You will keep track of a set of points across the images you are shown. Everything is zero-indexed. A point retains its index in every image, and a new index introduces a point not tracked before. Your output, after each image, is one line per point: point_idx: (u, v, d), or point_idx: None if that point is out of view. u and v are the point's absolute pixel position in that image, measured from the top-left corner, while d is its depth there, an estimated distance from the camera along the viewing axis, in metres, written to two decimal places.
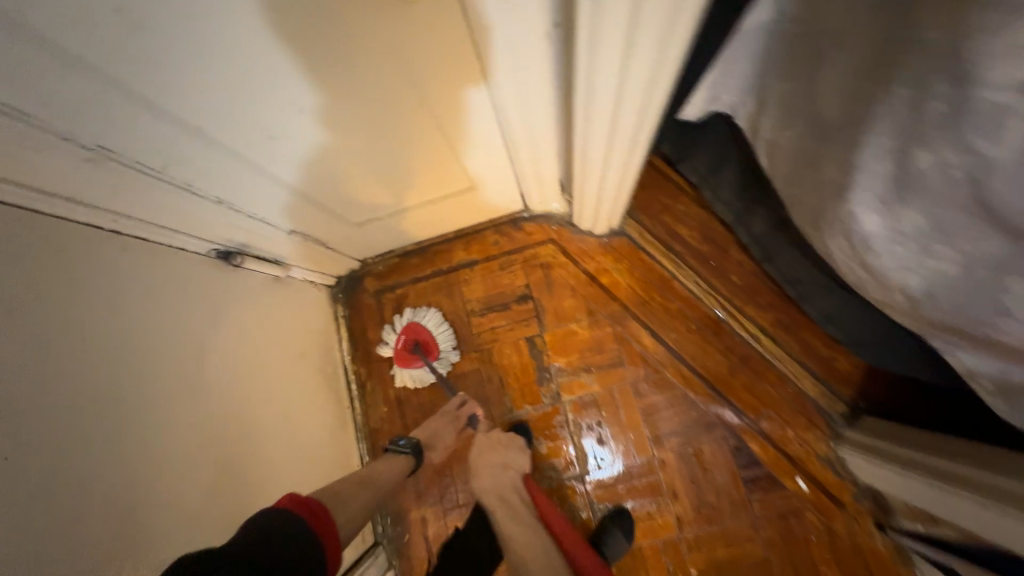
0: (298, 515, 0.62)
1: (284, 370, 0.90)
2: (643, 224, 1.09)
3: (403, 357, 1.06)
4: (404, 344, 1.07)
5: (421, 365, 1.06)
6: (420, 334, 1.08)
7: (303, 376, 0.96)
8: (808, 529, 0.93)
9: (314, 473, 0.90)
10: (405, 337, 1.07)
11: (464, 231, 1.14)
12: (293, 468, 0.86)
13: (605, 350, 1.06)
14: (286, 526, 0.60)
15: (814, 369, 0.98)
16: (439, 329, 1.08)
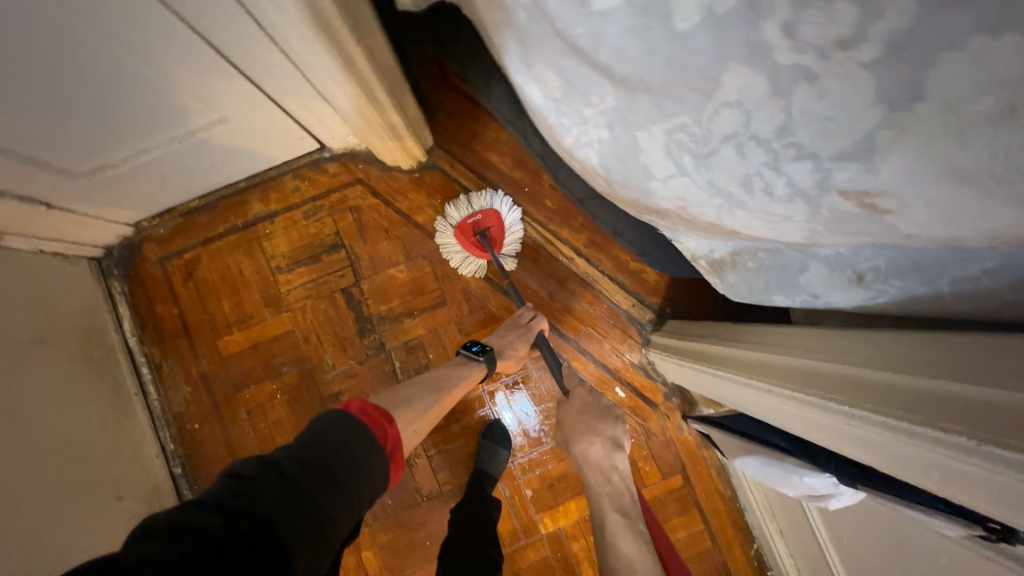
0: (356, 419, 0.58)
1: (24, 359, 0.76)
2: (454, 155, 1.03)
3: (467, 239, 0.95)
4: (472, 226, 0.95)
5: (485, 255, 0.96)
6: (490, 224, 0.96)
7: (60, 369, 0.81)
8: (627, 432, 0.99)
9: (81, 473, 0.78)
10: (480, 217, 0.95)
11: (257, 179, 1.00)
12: (49, 478, 0.73)
13: (426, 291, 1.01)
14: (346, 430, 0.56)
15: (626, 284, 1.01)
16: (512, 217, 0.96)
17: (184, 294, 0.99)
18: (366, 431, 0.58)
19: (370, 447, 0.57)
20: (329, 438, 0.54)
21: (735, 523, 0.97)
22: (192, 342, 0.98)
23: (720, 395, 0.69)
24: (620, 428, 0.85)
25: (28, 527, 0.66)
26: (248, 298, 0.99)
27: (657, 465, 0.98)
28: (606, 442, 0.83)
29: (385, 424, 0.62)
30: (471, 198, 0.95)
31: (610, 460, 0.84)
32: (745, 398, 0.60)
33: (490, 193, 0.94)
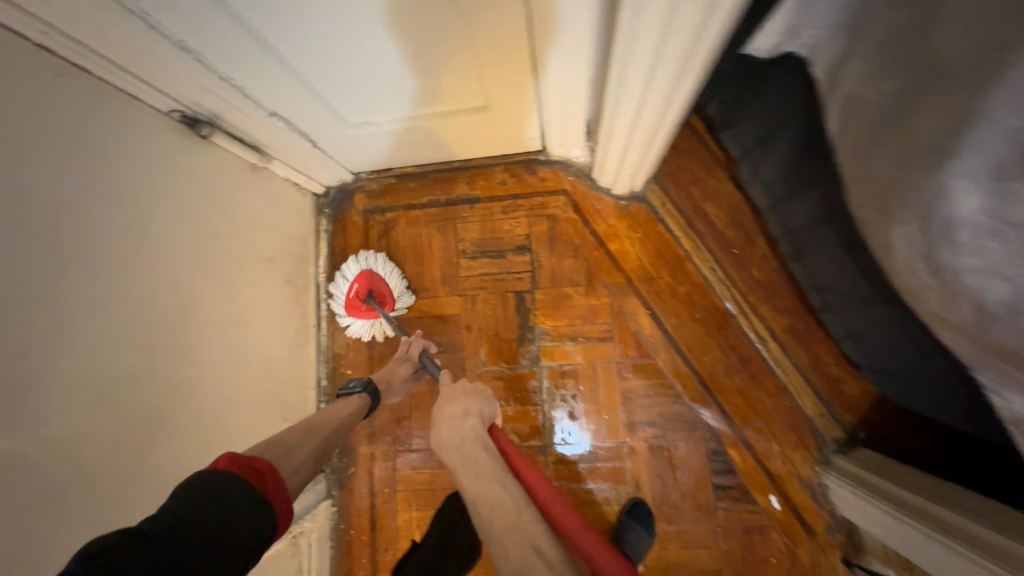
0: (234, 477, 0.54)
1: (257, 274, 0.85)
2: (668, 194, 0.97)
3: (356, 309, 0.95)
4: (356, 294, 0.95)
5: (378, 314, 0.95)
6: (375, 284, 0.97)
7: (275, 289, 0.90)
8: (770, 550, 0.87)
9: (259, 388, 0.85)
10: (359, 286, 0.95)
11: (471, 164, 1.03)
12: (246, 387, 0.82)
13: (596, 322, 0.96)
14: (221, 488, 0.52)
15: (818, 387, 0.89)
16: (394, 276, 0.98)
17: (376, 249, 1.04)
18: (250, 491, 0.54)
19: (245, 495, 0.53)
20: (219, 506, 0.50)
21: None
22: None
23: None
24: (482, 404, 0.79)
25: (208, 427, 0.74)
26: (428, 271, 1.02)
27: None
28: (456, 418, 0.75)
29: (266, 474, 0.58)
30: (350, 263, 0.96)
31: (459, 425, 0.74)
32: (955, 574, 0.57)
33: (365, 254, 0.98)
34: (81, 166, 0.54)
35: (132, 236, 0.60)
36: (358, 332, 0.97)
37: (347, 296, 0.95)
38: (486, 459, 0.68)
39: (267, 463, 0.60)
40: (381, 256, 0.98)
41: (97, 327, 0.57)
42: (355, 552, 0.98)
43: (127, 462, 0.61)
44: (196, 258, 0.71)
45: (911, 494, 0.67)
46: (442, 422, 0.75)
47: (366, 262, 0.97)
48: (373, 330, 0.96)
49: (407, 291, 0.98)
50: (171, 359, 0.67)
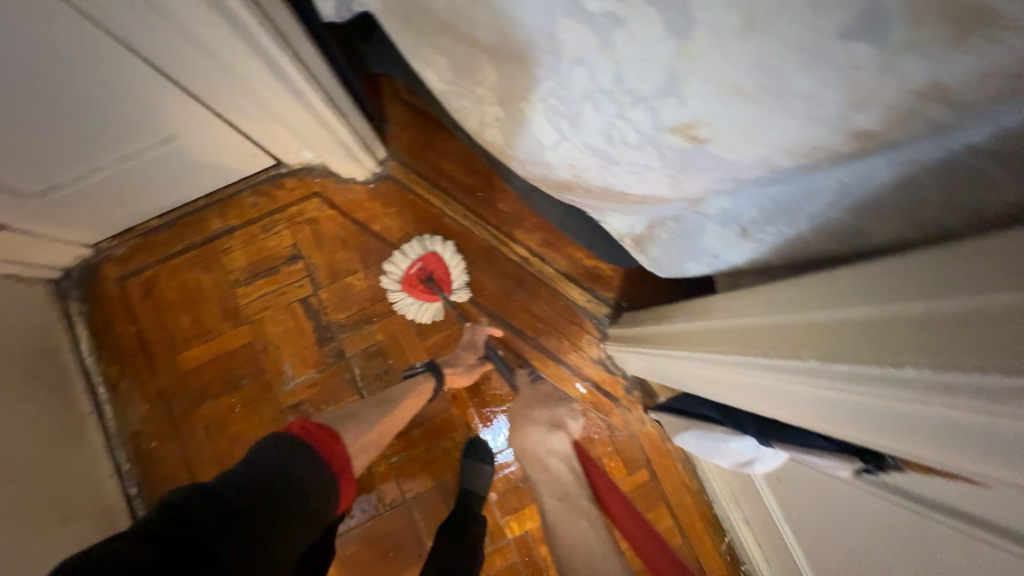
0: (299, 443, 0.63)
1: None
2: (408, 165, 1.06)
3: (412, 285, 0.98)
4: (416, 273, 0.99)
5: (438, 297, 0.98)
6: (434, 268, 1.00)
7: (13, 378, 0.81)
8: (591, 429, 0.98)
9: (36, 488, 0.78)
10: (421, 265, 0.99)
11: (215, 197, 1.03)
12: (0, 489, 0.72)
13: (384, 298, 1.02)
14: (285, 454, 0.60)
15: (581, 280, 1.02)
16: (460, 269, 0.99)
17: (143, 312, 1.00)
18: (315, 454, 0.63)
19: (303, 457, 0.61)
20: (274, 469, 0.58)
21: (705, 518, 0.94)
22: (150, 360, 0.98)
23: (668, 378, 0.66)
24: (563, 414, 0.97)
25: None
26: (207, 313, 1.00)
27: (622, 461, 0.97)
28: (544, 428, 0.95)
29: (332, 441, 0.67)
30: (418, 242, 1.00)
31: (546, 443, 0.94)
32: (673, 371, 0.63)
33: (428, 239, 1.00)
34: None
35: None
36: (403, 308, 1.00)
37: (404, 272, 0.98)
38: (563, 475, 0.90)
39: (329, 432, 0.69)
40: (440, 239, 0.99)
41: None
42: None
43: None
44: None
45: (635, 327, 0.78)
46: (530, 429, 0.95)
47: (428, 246, 0.99)
48: (426, 314, 0.99)
49: (461, 284, 1.00)
50: None
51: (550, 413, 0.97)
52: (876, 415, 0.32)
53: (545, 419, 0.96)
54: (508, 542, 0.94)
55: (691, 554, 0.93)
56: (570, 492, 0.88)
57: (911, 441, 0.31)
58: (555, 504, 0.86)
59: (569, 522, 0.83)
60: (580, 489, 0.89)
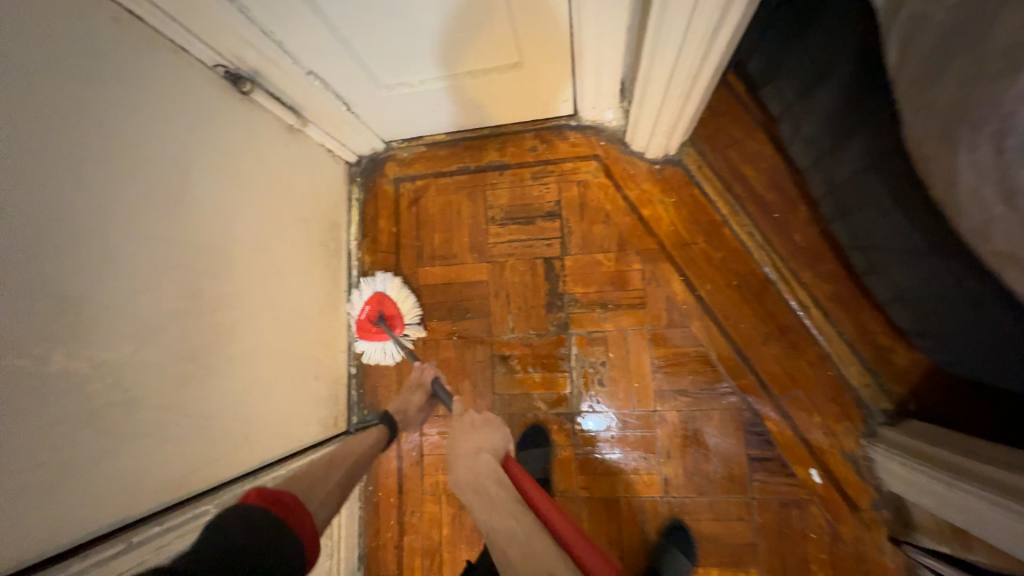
0: (264, 511, 0.55)
1: (279, 228, 0.84)
2: (705, 157, 0.94)
3: (366, 331, 0.96)
4: (368, 317, 0.96)
5: (387, 338, 0.96)
6: (386, 308, 0.98)
7: (297, 246, 0.89)
8: (808, 524, 0.84)
9: (296, 344, 0.87)
10: (370, 308, 0.97)
11: (500, 130, 1.02)
12: (276, 338, 0.82)
13: (628, 288, 0.95)
14: (253, 524, 0.53)
15: (865, 357, 0.84)
16: (409, 303, 0.98)
17: (405, 216, 1.05)
18: (274, 523, 0.55)
19: (279, 536, 0.54)
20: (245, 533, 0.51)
21: None
22: (397, 262, 1.04)
23: (1023, 551, 0.51)
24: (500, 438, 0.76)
25: (250, 376, 0.75)
26: (457, 238, 1.03)
27: (833, 575, 0.82)
28: (470, 456, 0.73)
29: (291, 504, 0.59)
30: (365, 283, 0.98)
31: (476, 467, 0.72)
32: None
33: (372, 278, 0.99)
34: (137, 113, 0.56)
35: (180, 183, 0.63)
36: (373, 357, 0.98)
37: (357, 317, 0.96)
38: (496, 490, 0.67)
39: (292, 495, 0.60)
40: (394, 280, 0.99)
41: (151, 262, 0.59)
42: (382, 514, 0.99)
43: (178, 395, 0.62)
44: (238, 208, 0.74)
45: (993, 468, 0.59)
46: (457, 461, 0.74)
47: (378, 285, 0.98)
48: (383, 355, 0.97)
49: (415, 318, 0.99)
50: (215, 303, 0.69)
51: (478, 441, 0.75)
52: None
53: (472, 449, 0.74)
54: None
55: None
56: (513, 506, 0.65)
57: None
58: (486, 518, 0.65)
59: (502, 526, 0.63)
60: (504, 493, 0.67)
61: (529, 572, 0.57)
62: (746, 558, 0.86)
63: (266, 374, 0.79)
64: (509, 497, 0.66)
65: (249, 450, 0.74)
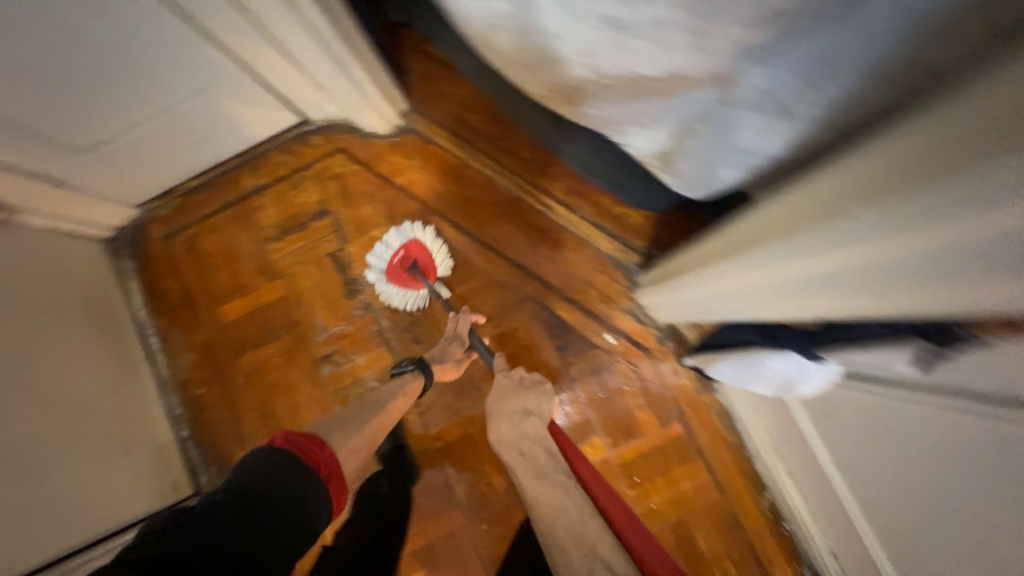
0: (292, 457, 0.58)
1: (28, 321, 0.82)
2: (429, 117, 1.05)
3: (397, 275, 0.97)
4: (400, 260, 0.97)
5: (421, 286, 0.97)
6: (420, 254, 0.98)
7: (106, 343, 0.95)
8: (620, 380, 0.95)
9: (90, 428, 0.84)
10: (404, 253, 0.97)
11: (247, 157, 1.07)
12: (59, 426, 0.79)
13: (410, 250, 1.02)
14: (267, 468, 0.56)
15: (609, 228, 0.98)
16: (443, 253, 0.98)
17: (186, 267, 1.05)
18: (296, 466, 0.58)
19: (296, 482, 0.57)
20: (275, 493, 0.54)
21: (744, 472, 0.89)
22: (194, 313, 1.04)
23: (706, 307, 0.62)
24: (537, 400, 0.77)
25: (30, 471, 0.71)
26: (243, 268, 1.05)
27: (654, 412, 0.93)
28: (516, 419, 0.74)
29: (317, 447, 0.62)
30: (397, 232, 0.98)
31: (520, 431, 0.72)
32: (707, 301, 0.61)
33: (412, 224, 0.99)
34: None
35: None
36: (400, 303, 0.98)
37: (388, 262, 0.97)
38: (545, 457, 0.67)
39: (312, 436, 0.63)
40: (428, 228, 0.98)
41: None
42: None
43: None
44: None
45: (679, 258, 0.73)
46: (502, 420, 0.75)
47: (414, 233, 0.98)
48: (414, 301, 0.97)
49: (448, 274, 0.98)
50: None
51: (522, 400, 0.77)
52: (923, 259, 0.32)
53: (513, 410, 0.76)
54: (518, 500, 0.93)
55: (728, 508, 0.89)
56: (548, 467, 0.65)
57: (958, 281, 0.31)
58: (533, 483, 0.64)
59: (552, 490, 0.62)
60: (550, 461, 0.67)
61: (559, 535, 0.57)
62: (588, 432, 0.95)
63: (52, 465, 0.75)
64: (559, 467, 0.65)
65: (41, 544, 0.71)
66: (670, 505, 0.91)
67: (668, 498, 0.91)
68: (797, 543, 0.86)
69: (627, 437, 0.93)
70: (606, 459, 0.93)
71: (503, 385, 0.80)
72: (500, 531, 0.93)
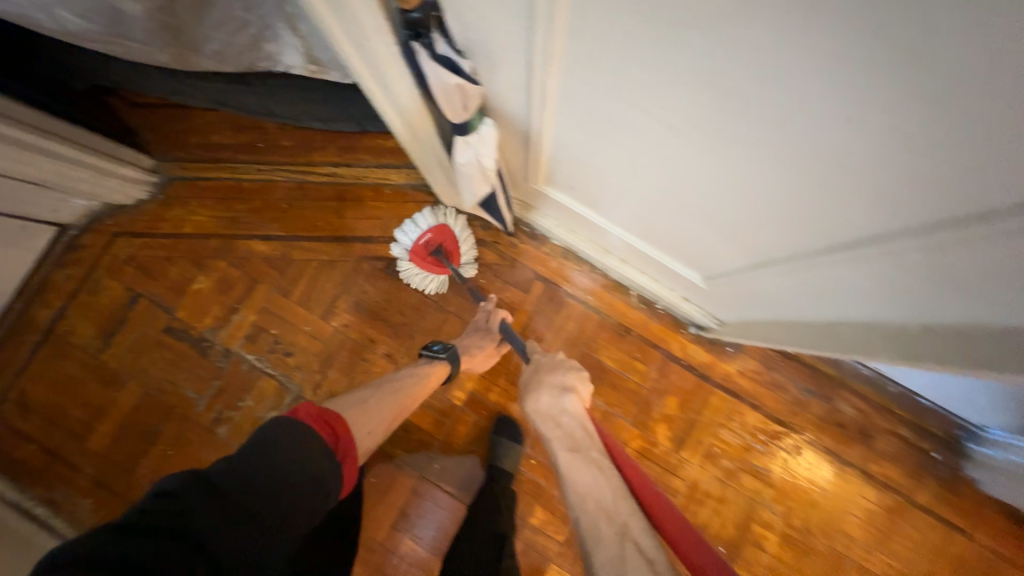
0: (314, 431, 0.57)
1: None
2: (181, 158, 1.04)
3: (424, 259, 0.94)
4: (427, 244, 0.94)
5: (445, 271, 0.95)
6: (443, 237, 0.94)
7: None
8: (476, 277, 1.01)
9: None
10: (432, 236, 0.93)
11: (28, 292, 1.01)
12: None
13: (234, 281, 1.01)
14: (289, 438, 0.54)
15: (392, 161, 1.03)
16: (469, 244, 0.96)
17: (29, 426, 0.99)
18: (310, 441, 0.56)
19: (310, 469, 0.54)
20: (289, 464, 0.52)
21: (607, 286, 0.99)
22: (66, 461, 0.98)
23: (426, 155, 0.64)
24: (570, 376, 0.74)
25: None
26: (89, 393, 1.00)
27: (516, 286, 1.01)
28: (555, 390, 0.72)
29: (341, 428, 0.61)
30: (430, 213, 0.94)
31: (558, 405, 0.70)
32: (411, 140, 0.61)
33: (443, 210, 0.94)
34: None
35: None
36: (420, 283, 0.97)
37: (415, 243, 0.93)
38: (570, 421, 0.68)
39: (337, 419, 0.62)
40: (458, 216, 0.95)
41: None
42: None
43: None
44: None
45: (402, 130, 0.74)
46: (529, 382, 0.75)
47: (439, 219, 0.94)
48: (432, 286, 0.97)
49: (470, 259, 0.97)
50: None
51: (562, 378, 0.74)
52: None
53: (556, 385, 0.73)
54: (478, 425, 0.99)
55: (612, 322, 0.99)
56: (592, 446, 0.63)
57: None
58: (567, 457, 0.63)
59: (583, 469, 0.60)
60: (575, 420, 0.68)
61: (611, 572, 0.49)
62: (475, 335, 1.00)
63: None
64: (592, 441, 0.64)
65: None
66: (569, 348, 0.99)
67: (565, 344, 0.99)
68: (672, 312, 0.97)
69: (507, 319, 1.00)
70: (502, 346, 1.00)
71: (543, 362, 0.78)
72: (452, 461, 0.99)
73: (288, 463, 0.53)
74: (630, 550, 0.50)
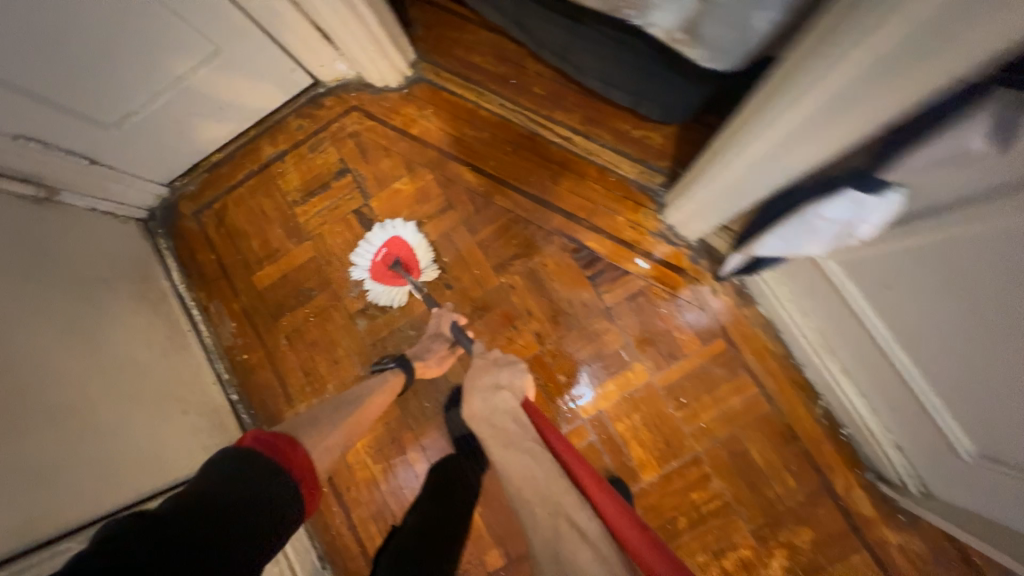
0: (260, 455, 0.55)
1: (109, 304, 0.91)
2: (438, 64, 1.04)
3: (382, 273, 0.97)
4: (383, 258, 0.98)
5: (406, 283, 0.97)
6: (401, 251, 0.99)
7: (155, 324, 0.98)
8: (657, 304, 0.94)
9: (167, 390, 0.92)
10: (387, 251, 0.98)
11: (264, 126, 1.08)
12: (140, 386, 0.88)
13: (432, 198, 1.02)
14: (250, 467, 0.53)
15: (630, 152, 0.96)
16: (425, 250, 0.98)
17: (217, 239, 1.08)
18: (270, 466, 0.54)
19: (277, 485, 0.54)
20: (242, 494, 0.50)
21: (794, 382, 0.88)
22: (231, 283, 1.07)
23: (744, 191, 0.63)
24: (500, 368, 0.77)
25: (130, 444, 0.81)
26: (271, 235, 1.06)
27: (695, 332, 0.92)
28: (487, 391, 0.73)
29: (289, 447, 0.58)
30: (385, 227, 1.00)
31: (491, 404, 0.71)
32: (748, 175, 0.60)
33: (393, 221, 0.99)
34: None
35: None
36: (378, 297, 0.98)
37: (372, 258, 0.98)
38: (514, 426, 0.65)
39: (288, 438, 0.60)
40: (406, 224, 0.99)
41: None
42: (322, 506, 0.98)
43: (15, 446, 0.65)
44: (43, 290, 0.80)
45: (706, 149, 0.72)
46: (474, 395, 0.73)
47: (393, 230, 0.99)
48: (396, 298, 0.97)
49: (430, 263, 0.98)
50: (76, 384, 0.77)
51: (495, 376, 0.76)
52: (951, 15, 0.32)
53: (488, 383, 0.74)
54: (592, 446, 0.93)
55: (782, 420, 0.87)
56: (517, 434, 0.64)
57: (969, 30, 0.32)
58: (502, 451, 0.62)
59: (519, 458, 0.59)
60: (522, 429, 0.65)
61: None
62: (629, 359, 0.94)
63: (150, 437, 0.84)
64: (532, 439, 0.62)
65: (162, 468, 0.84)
66: (720, 421, 0.89)
67: (718, 415, 0.90)
68: (857, 447, 0.84)
69: (669, 360, 0.92)
70: (651, 383, 0.92)
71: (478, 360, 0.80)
72: None
73: (245, 486, 0.51)
74: (565, 518, 0.50)
